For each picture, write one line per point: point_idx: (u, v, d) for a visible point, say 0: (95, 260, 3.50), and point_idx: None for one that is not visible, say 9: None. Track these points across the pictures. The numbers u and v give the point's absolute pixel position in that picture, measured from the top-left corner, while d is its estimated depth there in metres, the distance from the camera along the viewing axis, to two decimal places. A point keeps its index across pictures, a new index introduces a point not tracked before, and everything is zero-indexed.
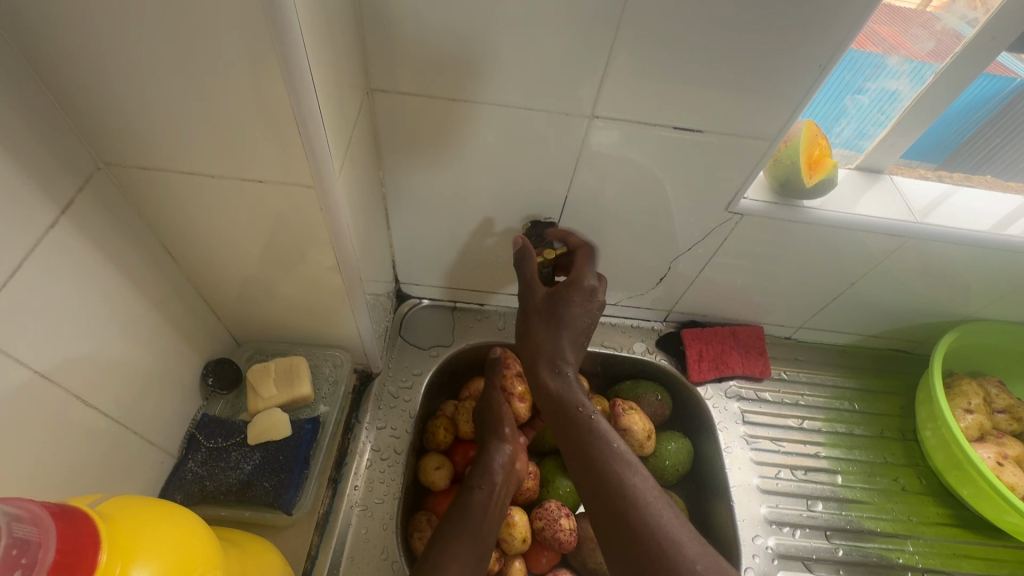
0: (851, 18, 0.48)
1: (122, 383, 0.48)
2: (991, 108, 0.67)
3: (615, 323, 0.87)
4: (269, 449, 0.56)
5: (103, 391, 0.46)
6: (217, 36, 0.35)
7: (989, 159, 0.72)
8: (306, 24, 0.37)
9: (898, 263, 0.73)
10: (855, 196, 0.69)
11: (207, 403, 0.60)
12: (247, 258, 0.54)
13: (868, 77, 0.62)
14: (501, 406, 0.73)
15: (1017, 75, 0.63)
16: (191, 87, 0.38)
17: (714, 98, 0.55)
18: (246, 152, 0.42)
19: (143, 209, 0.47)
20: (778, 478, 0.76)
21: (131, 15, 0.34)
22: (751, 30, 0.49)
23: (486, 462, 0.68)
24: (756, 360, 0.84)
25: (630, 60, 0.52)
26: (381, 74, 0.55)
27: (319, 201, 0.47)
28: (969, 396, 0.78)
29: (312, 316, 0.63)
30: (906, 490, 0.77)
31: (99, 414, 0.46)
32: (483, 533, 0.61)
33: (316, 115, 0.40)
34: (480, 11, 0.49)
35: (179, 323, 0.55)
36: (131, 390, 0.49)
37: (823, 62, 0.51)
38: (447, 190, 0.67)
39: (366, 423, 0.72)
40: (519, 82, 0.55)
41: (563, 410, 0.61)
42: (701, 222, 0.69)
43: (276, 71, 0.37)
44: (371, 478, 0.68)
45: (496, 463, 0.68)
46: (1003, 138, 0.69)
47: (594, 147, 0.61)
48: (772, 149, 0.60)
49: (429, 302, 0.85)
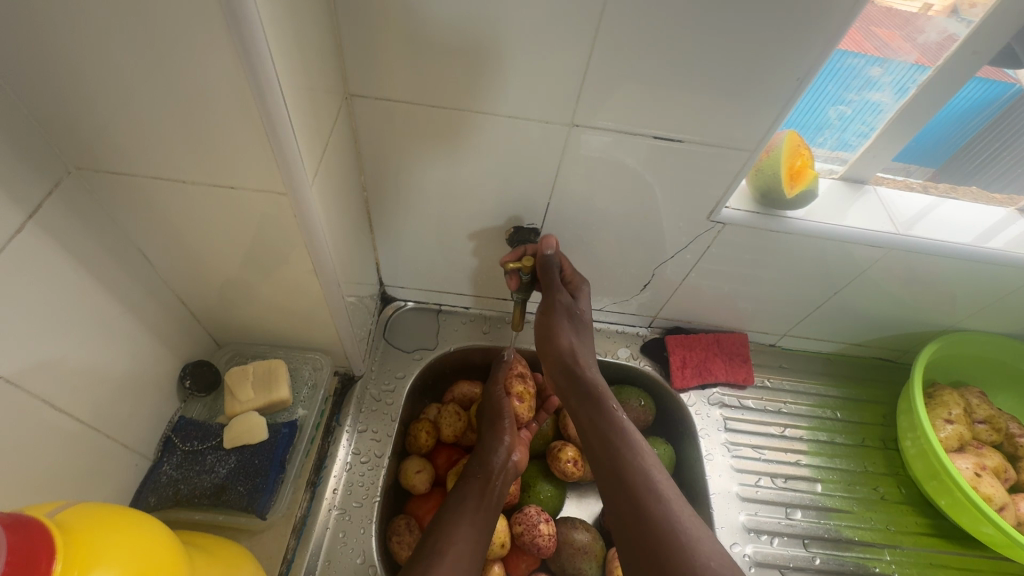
0: (825, 28, 0.48)
1: (94, 386, 0.48)
2: (990, 113, 0.65)
3: (600, 328, 0.87)
4: (245, 453, 0.56)
5: (74, 394, 0.46)
6: (185, 42, 0.35)
7: (984, 168, 0.70)
8: (272, 27, 0.36)
9: (882, 273, 0.73)
10: (837, 207, 0.69)
11: (184, 406, 0.60)
12: (224, 262, 0.54)
13: (850, 88, 0.62)
14: (501, 401, 0.74)
15: (1016, 81, 0.62)
16: (159, 91, 0.38)
17: (694, 108, 0.55)
18: (217, 156, 0.42)
19: (116, 213, 0.47)
20: (758, 485, 0.77)
21: (95, 21, 0.34)
22: (727, 39, 0.49)
23: (484, 457, 0.69)
24: (740, 367, 0.84)
25: (609, 69, 0.52)
26: (361, 78, 0.55)
27: (292, 209, 0.47)
28: (949, 406, 0.79)
29: (292, 319, 0.63)
30: (886, 499, 0.78)
31: (69, 416, 0.46)
32: (475, 521, 0.63)
33: (287, 123, 0.40)
34: (459, 18, 0.49)
35: (155, 325, 0.55)
36: (103, 392, 0.49)
37: (800, 74, 0.52)
38: (430, 194, 0.67)
39: (347, 426, 0.72)
40: (499, 89, 0.55)
41: (590, 398, 0.65)
42: (685, 230, 0.69)
43: (243, 75, 0.37)
44: (350, 481, 0.68)
45: (495, 458, 0.69)
46: (1000, 146, 0.67)
47: (575, 154, 0.61)
48: (751, 160, 0.60)
49: (414, 305, 0.85)
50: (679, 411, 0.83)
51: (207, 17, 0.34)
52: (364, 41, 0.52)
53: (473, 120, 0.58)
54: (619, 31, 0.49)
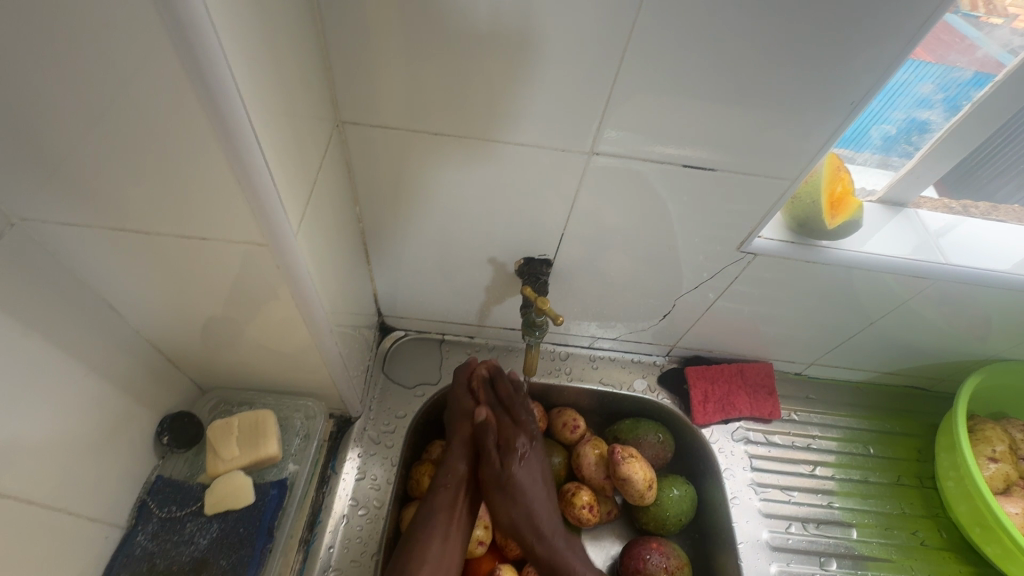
0: (857, 46, 0.43)
1: (39, 451, 0.44)
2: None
3: (615, 358, 0.82)
4: (228, 520, 0.55)
5: (18, 461, 0.42)
6: (144, 75, 0.30)
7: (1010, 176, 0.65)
8: (239, 57, 0.31)
9: (925, 303, 0.67)
10: (875, 235, 0.64)
11: (163, 463, 0.59)
12: (203, 309, 0.49)
13: (897, 106, 0.56)
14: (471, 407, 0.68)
15: None
16: (105, 139, 0.33)
17: (729, 130, 0.50)
18: (180, 205, 0.38)
19: (74, 263, 0.43)
20: (788, 533, 0.72)
21: (20, 64, 0.29)
22: (748, 62, 0.45)
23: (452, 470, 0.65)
24: (765, 401, 0.79)
25: (636, 88, 0.47)
26: (358, 101, 0.50)
27: (275, 259, 0.42)
28: (993, 442, 0.74)
29: (284, 363, 0.58)
30: (926, 545, 0.73)
31: (13, 487, 0.42)
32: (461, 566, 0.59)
33: (264, 170, 0.36)
34: (470, 34, 0.44)
35: (118, 375, 0.51)
36: (51, 455, 0.45)
37: (855, 99, 0.47)
38: (433, 223, 0.61)
39: (344, 473, 0.67)
40: (511, 111, 0.50)
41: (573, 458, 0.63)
42: (709, 261, 0.64)
43: (203, 116, 0.32)
44: (348, 535, 0.63)
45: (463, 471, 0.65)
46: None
47: (593, 179, 0.56)
48: (791, 189, 0.56)
49: (415, 334, 0.79)
50: (701, 448, 0.78)
51: (170, 47, 0.29)
52: (362, 61, 0.47)
53: (481, 145, 0.53)
54: (642, 50, 0.45)
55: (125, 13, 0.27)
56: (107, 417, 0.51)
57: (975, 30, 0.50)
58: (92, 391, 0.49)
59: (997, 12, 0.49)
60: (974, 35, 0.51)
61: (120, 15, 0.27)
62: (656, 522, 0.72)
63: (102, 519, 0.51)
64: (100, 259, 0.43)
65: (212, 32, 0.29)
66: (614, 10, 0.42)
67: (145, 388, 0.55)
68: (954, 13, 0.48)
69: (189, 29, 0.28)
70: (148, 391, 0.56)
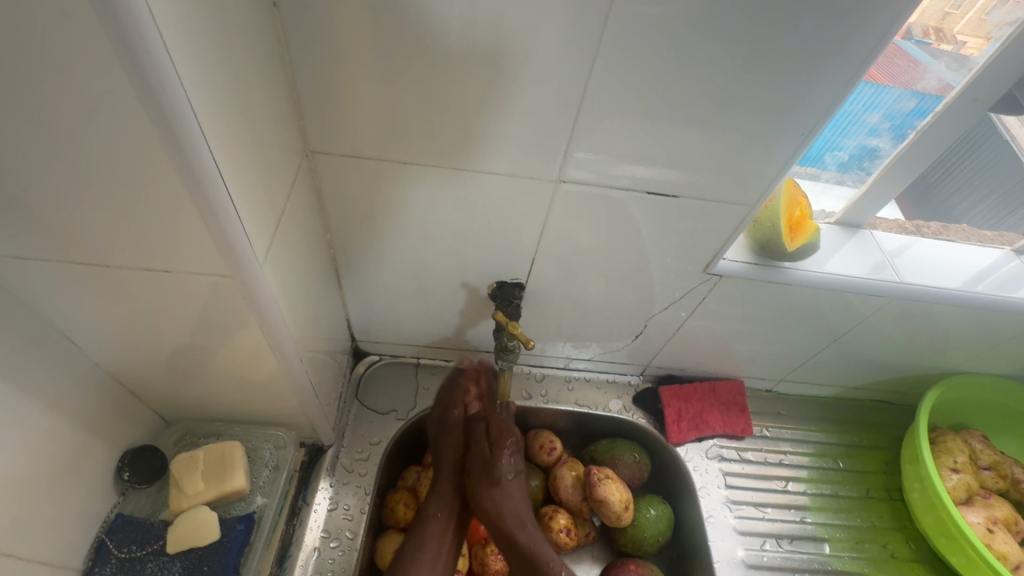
0: (802, 81, 0.46)
1: None
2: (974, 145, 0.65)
3: (590, 378, 0.82)
4: (192, 559, 0.54)
5: None
6: (102, 110, 0.30)
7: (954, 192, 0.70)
8: (201, 95, 0.32)
9: (885, 319, 0.70)
10: (834, 255, 0.66)
11: (123, 500, 0.57)
12: (166, 340, 0.48)
13: (848, 135, 0.60)
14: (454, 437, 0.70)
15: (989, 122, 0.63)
16: (61, 175, 0.33)
17: (690, 155, 0.52)
18: (142, 239, 0.38)
19: (29, 297, 0.42)
20: (763, 550, 0.73)
21: None
22: (702, 94, 0.47)
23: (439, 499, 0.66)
24: (737, 418, 0.81)
25: (599, 118, 0.49)
26: (327, 130, 0.50)
27: (241, 291, 0.42)
28: (954, 453, 0.76)
29: (253, 392, 0.56)
30: (895, 557, 0.75)
31: None
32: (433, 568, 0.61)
33: (227, 201, 0.36)
34: (437, 65, 0.45)
35: (76, 409, 0.50)
36: (2, 498, 0.43)
37: (805, 130, 0.50)
38: (406, 247, 0.62)
39: (316, 503, 0.65)
40: (481, 139, 0.51)
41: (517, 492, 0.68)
42: (679, 281, 0.66)
43: (166, 154, 0.32)
44: (320, 569, 0.62)
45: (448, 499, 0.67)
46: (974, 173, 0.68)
47: (562, 204, 0.57)
48: (752, 214, 0.58)
49: (389, 358, 0.78)
50: (676, 467, 0.78)
51: (130, 87, 0.29)
52: (331, 88, 0.47)
53: (450, 170, 0.53)
54: (604, 84, 0.47)
55: (81, 48, 0.27)
56: (63, 455, 0.49)
57: (930, 56, 0.53)
58: (46, 426, 0.47)
59: (947, 40, 0.52)
60: (926, 62, 0.54)
61: (77, 53, 0.28)
62: (634, 543, 0.72)
63: (55, 561, 0.49)
64: (57, 293, 0.42)
65: (170, 67, 0.29)
66: (575, 43, 0.44)
67: (104, 423, 0.53)
68: (907, 37, 0.51)
69: (147, 62, 0.28)
70: (109, 425, 0.54)
